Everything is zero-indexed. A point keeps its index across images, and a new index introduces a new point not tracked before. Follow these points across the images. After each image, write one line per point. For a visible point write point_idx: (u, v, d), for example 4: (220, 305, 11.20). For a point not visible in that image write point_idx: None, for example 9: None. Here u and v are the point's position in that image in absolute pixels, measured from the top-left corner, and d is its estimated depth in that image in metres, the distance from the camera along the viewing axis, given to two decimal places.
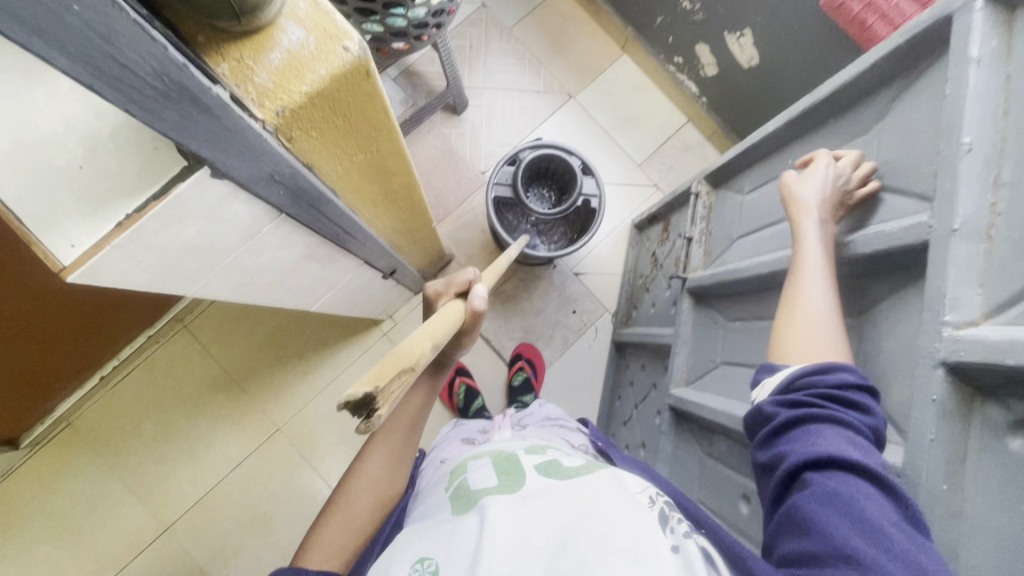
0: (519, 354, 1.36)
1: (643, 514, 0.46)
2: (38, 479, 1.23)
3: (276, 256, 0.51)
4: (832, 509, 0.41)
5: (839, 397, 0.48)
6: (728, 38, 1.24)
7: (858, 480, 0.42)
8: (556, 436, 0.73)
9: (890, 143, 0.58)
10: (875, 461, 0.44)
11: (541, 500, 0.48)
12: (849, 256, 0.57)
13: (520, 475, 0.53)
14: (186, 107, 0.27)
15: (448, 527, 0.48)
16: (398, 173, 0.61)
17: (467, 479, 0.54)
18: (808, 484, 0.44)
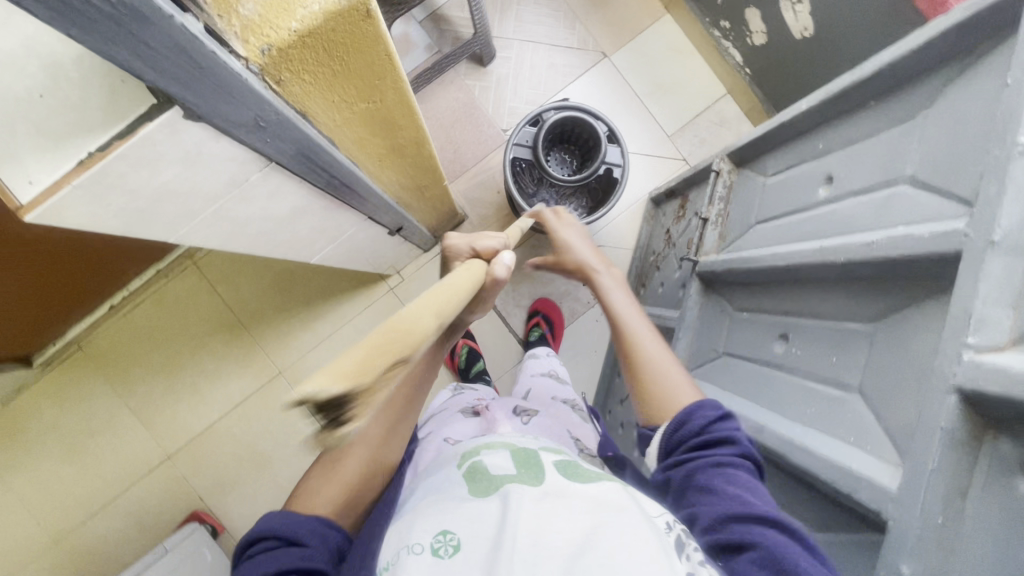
0: (535, 311, 1.35)
1: (657, 531, 0.46)
2: (54, 397, 1.30)
3: (268, 207, 0.49)
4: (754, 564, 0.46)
5: (708, 436, 0.57)
6: (782, 4, 1.14)
7: (762, 526, 0.48)
8: (564, 433, 0.72)
9: (932, 137, 0.51)
10: (760, 497, 0.51)
11: (561, 500, 0.47)
12: (865, 259, 0.51)
13: (540, 471, 0.51)
14: (144, 36, 0.24)
15: (465, 507, 0.47)
16: (405, 127, 0.58)
17: (485, 463, 0.52)
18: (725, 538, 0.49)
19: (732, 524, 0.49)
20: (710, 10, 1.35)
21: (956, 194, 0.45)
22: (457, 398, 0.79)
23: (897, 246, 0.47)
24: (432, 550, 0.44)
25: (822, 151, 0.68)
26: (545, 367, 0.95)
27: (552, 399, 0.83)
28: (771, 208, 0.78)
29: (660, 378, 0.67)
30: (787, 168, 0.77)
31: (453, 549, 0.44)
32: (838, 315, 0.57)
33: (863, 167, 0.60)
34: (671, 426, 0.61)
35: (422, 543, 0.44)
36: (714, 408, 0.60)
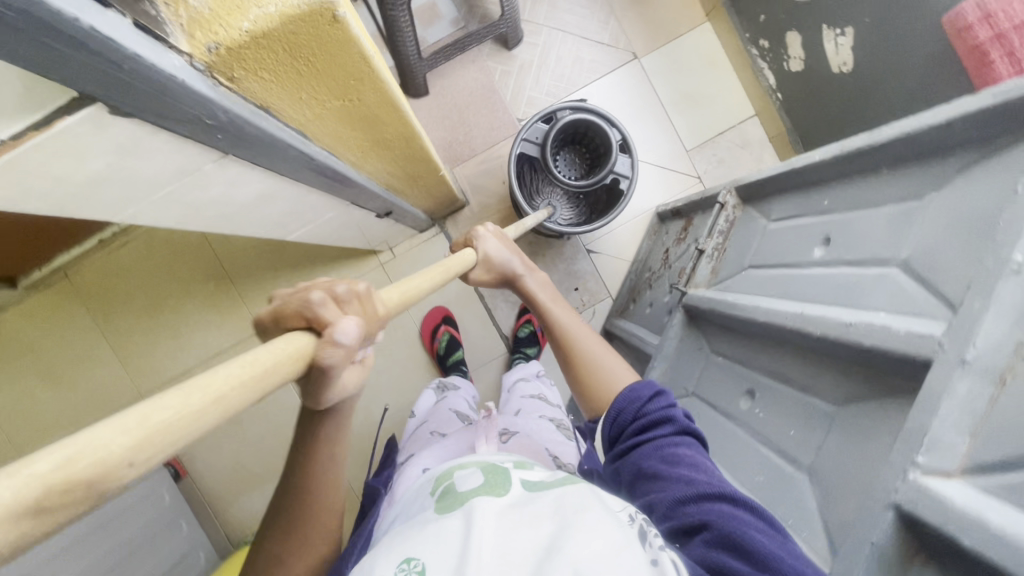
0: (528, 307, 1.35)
1: (617, 529, 0.42)
2: (35, 320, 1.32)
3: (230, 192, 0.47)
4: (719, 545, 0.45)
5: (643, 419, 0.59)
6: (825, 33, 1.08)
7: (714, 503, 0.48)
8: (541, 448, 0.69)
9: (932, 223, 0.48)
10: (704, 475, 0.52)
11: (527, 506, 0.45)
12: (840, 340, 0.49)
13: (507, 479, 0.49)
14: (52, 42, 0.22)
15: (432, 527, 0.44)
16: (390, 123, 0.55)
17: (453, 484, 0.50)
18: (683, 518, 0.48)
19: (682, 506, 0.49)
20: (751, 27, 1.28)
21: (942, 294, 0.43)
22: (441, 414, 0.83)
23: (872, 335, 0.45)
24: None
25: (826, 209, 0.65)
26: (534, 389, 0.93)
27: (540, 418, 0.81)
28: (767, 255, 0.75)
29: (593, 373, 0.70)
30: (790, 217, 0.73)
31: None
32: (806, 385, 0.55)
33: (862, 237, 0.56)
34: (609, 417, 0.62)
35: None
36: (652, 387, 0.62)
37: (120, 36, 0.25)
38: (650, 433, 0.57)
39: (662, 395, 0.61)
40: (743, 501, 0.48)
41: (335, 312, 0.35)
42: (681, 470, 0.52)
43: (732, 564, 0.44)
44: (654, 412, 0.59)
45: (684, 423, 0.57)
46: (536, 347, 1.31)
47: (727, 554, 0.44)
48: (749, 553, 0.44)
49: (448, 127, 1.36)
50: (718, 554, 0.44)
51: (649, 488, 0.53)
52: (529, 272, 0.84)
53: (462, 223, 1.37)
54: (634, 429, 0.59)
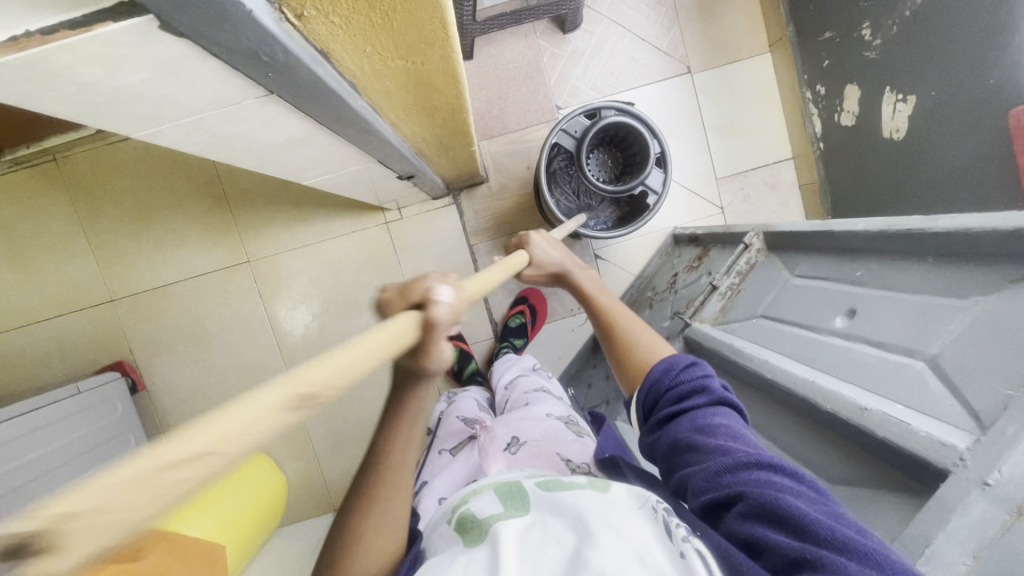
0: (524, 298, 1.34)
1: (640, 525, 0.46)
2: (15, 198, 1.27)
3: (261, 131, 0.43)
4: (757, 514, 0.43)
5: (677, 391, 0.57)
6: (886, 95, 1.05)
7: (748, 472, 0.47)
8: (553, 455, 0.70)
9: (970, 328, 0.46)
10: (741, 444, 0.50)
11: (550, 519, 0.50)
12: (851, 422, 0.48)
13: (525, 497, 0.55)
14: None
15: (460, 563, 0.48)
16: (443, 92, 0.51)
17: (473, 512, 0.54)
18: (720, 488, 0.47)
19: (718, 476, 0.48)
20: (812, 69, 1.22)
21: (971, 408, 0.42)
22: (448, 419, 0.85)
23: (886, 427, 0.44)
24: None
25: (857, 280, 0.64)
26: (537, 384, 0.91)
27: (550, 415, 0.79)
28: (783, 309, 0.74)
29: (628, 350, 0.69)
30: (815, 278, 0.72)
31: None
32: (800, 454, 0.56)
33: (889, 320, 0.55)
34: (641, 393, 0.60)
35: None
36: (687, 359, 0.61)
37: None
38: (684, 403, 0.56)
39: (697, 366, 0.59)
40: (779, 467, 0.46)
41: (429, 285, 0.37)
42: (714, 440, 0.51)
43: (772, 536, 0.42)
44: (688, 385, 0.58)
45: (719, 393, 0.56)
46: (522, 339, 1.29)
47: (766, 525, 0.43)
48: (787, 522, 0.42)
49: (485, 98, 1.31)
50: (753, 526, 0.43)
51: (685, 460, 0.52)
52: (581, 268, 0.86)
53: (478, 199, 1.33)
54: (668, 402, 0.58)
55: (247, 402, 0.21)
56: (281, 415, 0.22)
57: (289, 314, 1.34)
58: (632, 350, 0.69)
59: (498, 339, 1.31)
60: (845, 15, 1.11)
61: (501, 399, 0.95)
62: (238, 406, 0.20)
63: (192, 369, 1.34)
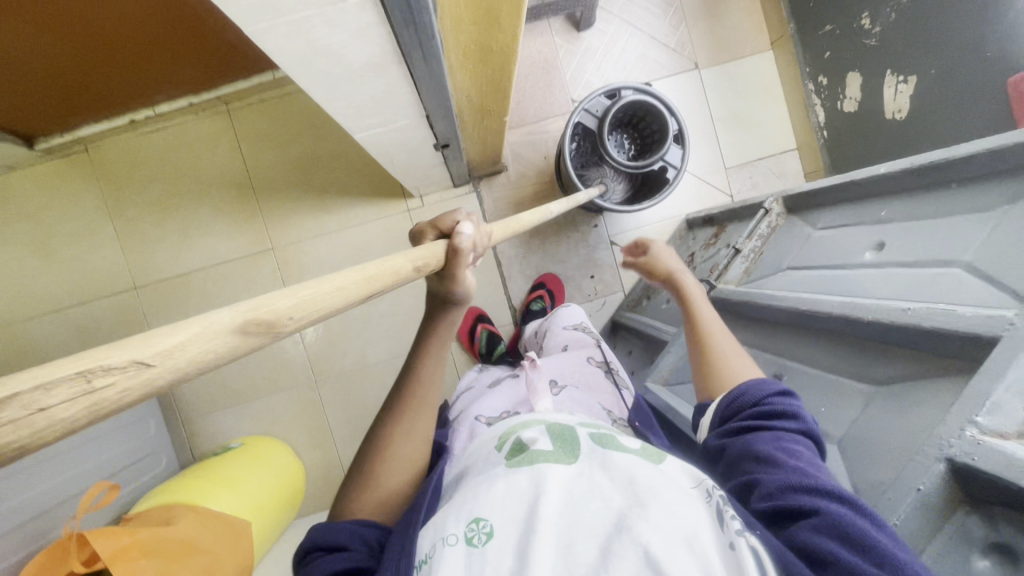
0: (541, 283, 1.36)
1: (696, 508, 0.47)
2: (45, 187, 1.30)
3: (348, 47, 0.47)
4: (830, 531, 0.43)
5: (762, 407, 0.58)
6: (887, 78, 1.12)
7: (828, 495, 0.47)
8: (595, 405, 0.74)
9: (1004, 233, 0.50)
10: (822, 471, 0.50)
11: (599, 475, 0.52)
12: (894, 323, 0.51)
13: (576, 444, 0.56)
14: None
15: (499, 487, 0.52)
16: (503, 31, 0.56)
17: (524, 442, 0.57)
18: (794, 499, 0.48)
19: (792, 489, 0.48)
20: (813, 61, 1.28)
21: (1016, 291, 0.45)
22: (485, 375, 0.89)
23: (932, 318, 0.47)
24: (465, 539, 0.48)
25: (883, 219, 0.67)
26: (574, 320, 0.97)
27: (590, 363, 0.84)
28: (810, 259, 0.77)
29: (714, 361, 0.69)
30: (837, 227, 0.76)
31: (485, 535, 0.48)
32: (840, 374, 0.58)
33: (920, 242, 0.59)
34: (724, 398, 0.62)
35: (456, 535, 0.49)
36: (783, 385, 0.61)
37: None
38: (770, 421, 0.56)
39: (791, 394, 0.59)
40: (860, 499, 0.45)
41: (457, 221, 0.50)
42: (800, 457, 0.51)
43: (840, 552, 0.42)
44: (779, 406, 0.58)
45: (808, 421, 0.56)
46: None
47: (835, 542, 0.43)
48: (860, 544, 0.42)
49: None
50: (825, 540, 0.43)
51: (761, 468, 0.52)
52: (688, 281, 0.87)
53: (496, 187, 1.38)
54: (751, 415, 0.58)
55: (202, 323, 0.22)
56: (231, 337, 0.23)
57: None
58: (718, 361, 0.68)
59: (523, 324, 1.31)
60: (844, 9, 1.18)
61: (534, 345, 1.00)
62: (195, 324, 0.21)
63: None
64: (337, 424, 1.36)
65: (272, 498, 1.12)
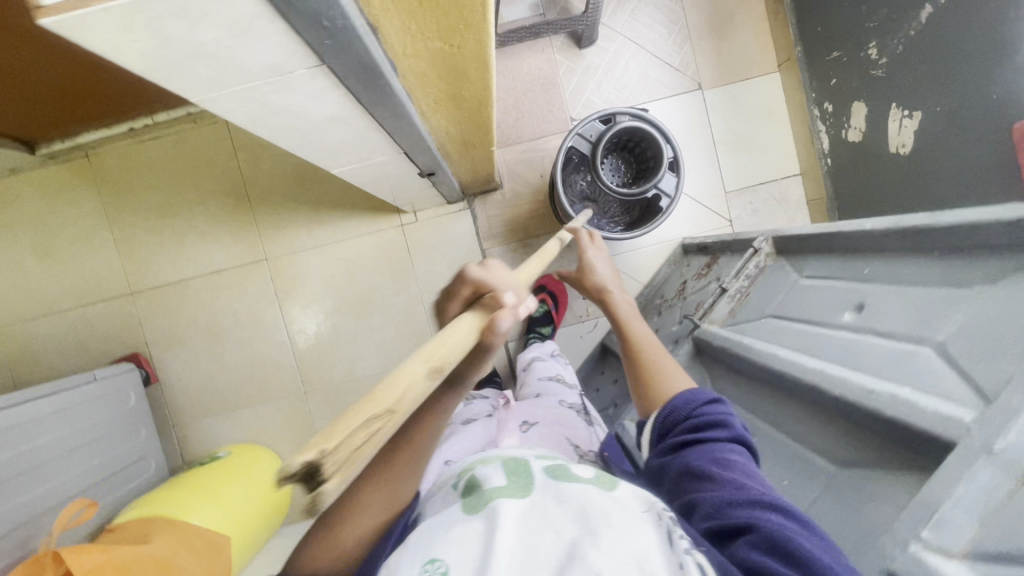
0: (542, 286, 1.37)
1: (646, 533, 0.48)
2: (44, 191, 1.31)
3: (306, 106, 0.46)
4: (765, 547, 0.46)
5: (696, 421, 0.61)
6: (892, 111, 1.08)
7: (762, 509, 0.50)
8: (563, 441, 0.75)
9: (977, 318, 0.48)
10: (754, 481, 0.53)
11: (551, 506, 0.52)
12: (857, 403, 0.50)
13: (529, 477, 0.58)
14: None
15: (458, 530, 0.52)
16: (473, 81, 0.54)
17: (478, 480, 0.58)
18: (729, 515, 0.50)
19: (729, 507, 0.51)
20: (819, 87, 1.25)
21: (979, 386, 0.43)
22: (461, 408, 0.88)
23: (895, 407, 0.47)
24: None
25: (864, 276, 0.65)
26: (552, 371, 0.99)
27: (562, 404, 0.86)
28: (792, 308, 0.75)
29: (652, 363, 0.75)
30: (823, 278, 0.74)
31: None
32: (809, 443, 0.57)
33: (899, 311, 0.57)
34: (661, 414, 0.65)
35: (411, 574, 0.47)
36: (713, 394, 0.64)
37: None
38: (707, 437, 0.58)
39: (720, 401, 0.63)
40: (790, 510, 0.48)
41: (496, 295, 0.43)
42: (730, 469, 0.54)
43: (777, 569, 0.45)
44: (710, 417, 0.61)
45: (737, 429, 0.59)
46: (550, 326, 1.32)
47: (773, 559, 0.45)
48: (793, 560, 0.45)
49: (501, 108, 1.35)
50: (763, 556, 0.46)
51: (698, 485, 0.55)
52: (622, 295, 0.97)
53: (491, 205, 1.37)
54: (685, 429, 0.61)
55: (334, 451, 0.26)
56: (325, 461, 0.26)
57: (304, 308, 1.36)
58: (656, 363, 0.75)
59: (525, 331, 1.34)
60: (852, 34, 1.14)
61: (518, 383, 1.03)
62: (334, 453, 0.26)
63: (203, 362, 1.36)
64: None
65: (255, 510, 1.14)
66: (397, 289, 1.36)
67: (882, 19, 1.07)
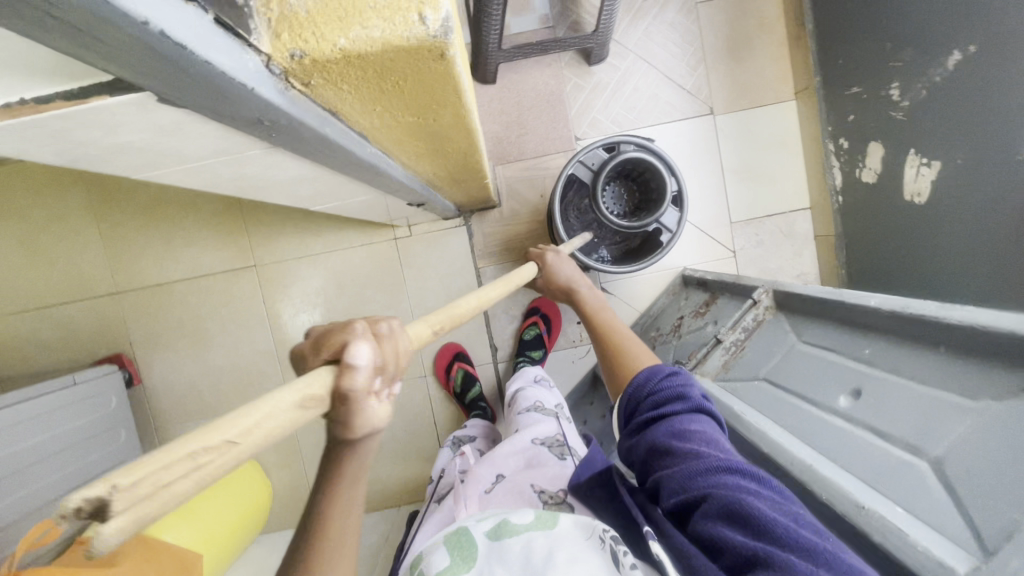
0: (535, 307, 1.33)
1: (592, 569, 0.50)
2: (31, 184, 1.28)
3: (268, 171, 0.43)
4: (725, 512, 0.49)
5: (657, 397, 0.63)
6: (910, 157, 1.03)
7: (722, 474, 0.52)
8: (527, 488, 0.68)
9: (981, 443, 0.46)
10: (715, 449, 0.55)
11: (498, 569, 0.52)
12: (847, 517, 0.50)
13: (472, 545, 0.55)
14: (98, 45, 0.17)
15: None
16: (457, 139, 0.51)
17: (423, 571, 0.55)
18: (692, 487, 0.53)
19: (691, 480, 0.53)
20: (836, 122, 1.20)
21: (975, 526, 0.43)
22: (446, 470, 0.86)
23: (884, 533, 0.47)
24: None
25: (866, 358, 0.62)
26: (534, 399, 0.92)
27: (533, 437, 0.78)
28: (787, 375, 0.71)
29: (622, 360, 0.74)
30: (821, 346, 0.70)
31: None
32: None
33: (897, 410, 0.54)
34: (625, 397, 0.67)
35: None
36: (673, 369, 0.66)
37: (197, 39, 0.20)
38: (667, 411, 0.61)
39: (680, 374, 0.65)
40: (746, 474, 0.51)
41: (347, 336, 0.29)
42: (689, 439, 0.56)
43: (739, 540, 0.47)
44: (672, 392, 0.63)
45: (696, 401, 0.61)
46: (540, 351, 1.28)
47: (735, 531, 0.47)
48: (753, 528, 0.47)
49: (503, 123, 1.31)
50: (718, 526, 0.49)
51: (664, 463, 0.57)
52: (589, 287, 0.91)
53: (488, 223, 1.33)
54: (648, 407, 0.63)
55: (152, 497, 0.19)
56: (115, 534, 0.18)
57: (292, 318, 1.34)
58: (626, 360, 0.74)
59: (515, 354, 1.30)
60: (875, 71, 1.09)
61: (507, 416, 0.98)
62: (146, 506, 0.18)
63: (187, 366, 1.34)
64: (307, 447, 1.35)
65: (232, 525, 1.12)
66: (388, 303, 1.33)
67: (908, 60, 1.01)
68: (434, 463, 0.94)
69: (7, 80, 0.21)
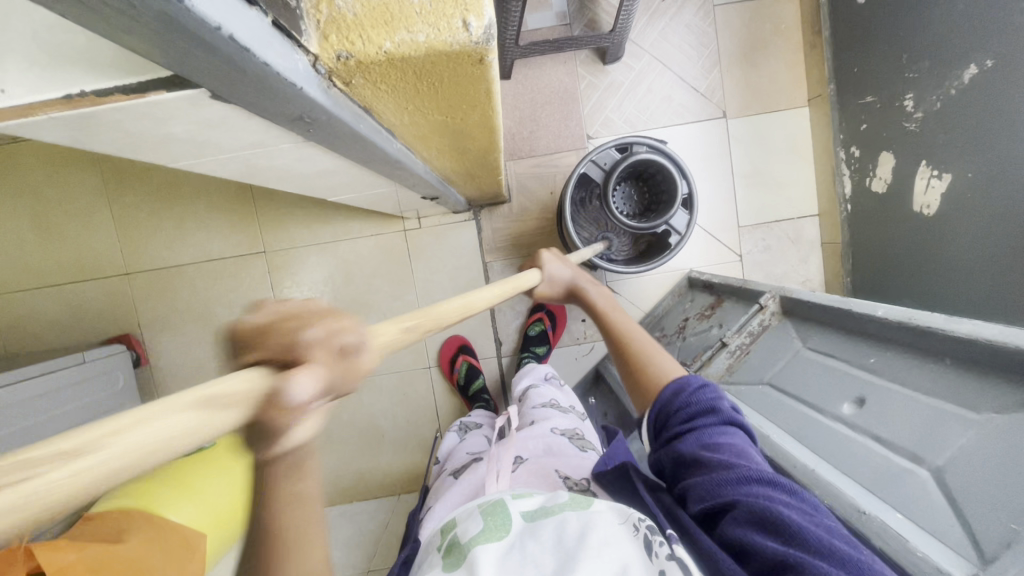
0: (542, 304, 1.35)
1: (625, 554, 0.50)
2: (45, 162, 1.29)
3: (294, 163, 0.43)
4: (757, 521, 0.49)
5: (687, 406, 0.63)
6: (921, 169, 1.04)
7: (753, 486, 0.52)
8: (552, 472, 0.69)
9: (983, 455, 0.47)
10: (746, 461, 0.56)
11: (529, 544, 0.52)
12: (848, 523, 0.52)
13: (506, 517, 0.56)
14: (175, 46, 0.18)
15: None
16: (477, 138, 0.51)
17: (456, 537, 0.56)
18: (723, 496, 0.53)
19: (720, 488, 0.54)
20: (848, 130, 1.21)
21: (975, 535, 0.44)
22: (456, 453, 0.86)
23: (885, 540, 0.48)
24: None
25: (869, 367, 0.63)
26: (547, 397, 0.93)
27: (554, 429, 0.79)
28: (790, 381, 0.72)
29: (641, 363, 0.73)
30: (826, 353, 0.71)
31: None
32: None
33: (900, 418, 0.55)
34: (653, 405, 0.67)
35: None
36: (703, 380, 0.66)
37: (257, 42, 0.21)
38: (696, 422, 0.61)
39: (710, 386, 0.65)
40: (776, 485, 0.52)
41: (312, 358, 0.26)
42: (720, 450, 0.57)
43: (767, 544, 0.48)
44: (701, 402, 0.63)
45: (726, 413, 0.61)
46: (545, 346, 1.29)
47: (764, 536, 0.48)
48: (783, 534, 0.48)
49: (516, 119, 1.31)
50: (747, 532, 0.50)
51: (693, 473, 0.58)
52: (595, 285, 0.87)
53: (497, 218, 1.33)
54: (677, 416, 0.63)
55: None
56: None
57: None
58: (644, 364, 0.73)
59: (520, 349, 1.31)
60: (889, 82, 1.09)
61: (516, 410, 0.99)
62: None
63: (194, 349, 1.36)
64: None
65: None
66: (396, 294, 1.35)
67: (924, 71, 1.01)
68: (440, 449, 0.94)
69: (71, 72, 0.21)
